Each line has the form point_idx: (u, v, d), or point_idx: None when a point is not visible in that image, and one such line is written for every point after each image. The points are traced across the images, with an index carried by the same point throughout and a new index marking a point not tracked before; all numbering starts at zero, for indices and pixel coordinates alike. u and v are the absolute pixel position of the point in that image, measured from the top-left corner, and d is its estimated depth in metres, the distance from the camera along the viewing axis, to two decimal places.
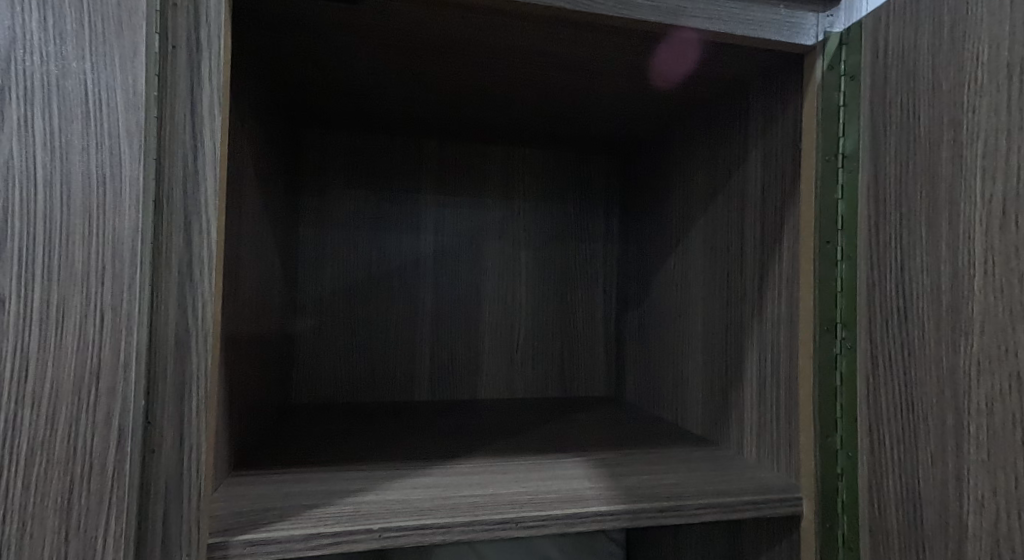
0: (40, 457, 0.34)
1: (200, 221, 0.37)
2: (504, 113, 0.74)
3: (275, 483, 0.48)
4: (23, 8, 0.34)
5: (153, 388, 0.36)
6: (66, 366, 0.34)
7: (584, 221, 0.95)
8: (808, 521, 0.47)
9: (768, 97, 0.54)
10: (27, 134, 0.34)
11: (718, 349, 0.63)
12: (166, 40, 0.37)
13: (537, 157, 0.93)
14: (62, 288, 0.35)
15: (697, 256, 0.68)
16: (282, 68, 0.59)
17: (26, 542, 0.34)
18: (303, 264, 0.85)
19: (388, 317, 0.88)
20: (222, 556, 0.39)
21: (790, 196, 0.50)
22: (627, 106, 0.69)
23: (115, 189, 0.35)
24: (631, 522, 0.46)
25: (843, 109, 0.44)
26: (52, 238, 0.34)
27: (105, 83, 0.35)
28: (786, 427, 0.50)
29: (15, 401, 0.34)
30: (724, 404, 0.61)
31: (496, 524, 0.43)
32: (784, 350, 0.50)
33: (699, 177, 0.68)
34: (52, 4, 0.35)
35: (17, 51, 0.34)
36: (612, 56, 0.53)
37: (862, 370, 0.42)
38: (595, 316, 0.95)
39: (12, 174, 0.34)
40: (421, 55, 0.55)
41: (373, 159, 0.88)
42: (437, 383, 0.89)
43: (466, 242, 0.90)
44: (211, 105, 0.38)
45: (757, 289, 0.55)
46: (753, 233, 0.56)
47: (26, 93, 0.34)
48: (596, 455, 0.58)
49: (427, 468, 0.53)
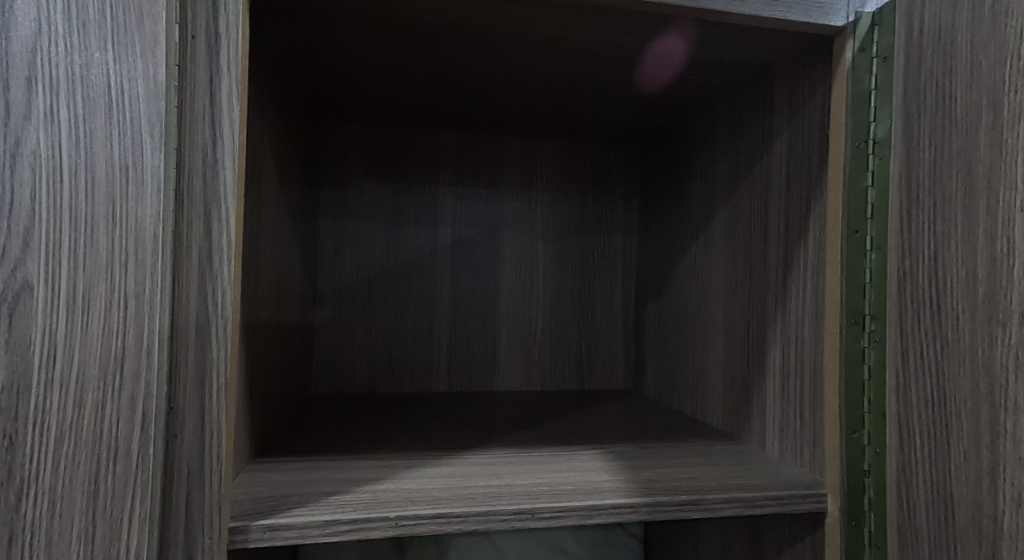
0: (67, 441, 0.34)
1: (219, 209, 0.37)
2: (524, 102, 0.73)
3: (295, 470, 0.49)
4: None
5: (175, 374, 0.37)
6: (91, 353, 0.35)
7: (603, 212, 0.94)
8: (832, 518, 0.46)
9: (794, 83, 0.52)
10: (53, 124, 0.34)
11: (739, 343, 0.62)
12: (186, 30, 0.37)
13: (557, 147, 0.93)
14: (87, 276, 0.35)
15: (718, 248, 0.67)
16: (302, 58, 0.59)
17: (55, 523, 0.34)
18: (323, 254, 0.86)
19: (406, 308, 0.88)
20: (242, 541, 0.39)
21: (816, 186, 0.49)
22: (649, 94, 0.68)
23: (138, 177, 0.36)
24: (649, 515, 0.45)
25: (874, 93, 0.43)
26: (77, 226, 0.35)
27: (127, 72, 0.35)
28: (810, 421, 0.49)
29: (43, 386, 0.34)
30: (745, 398, 0.60)
31: (512, 515, 0.43)
32: (808, 344, 0.49)
33: (721, 167, 0.66)
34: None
35: (43, 41, 0.34)
36: (633, 43, 0.52)
37: (892, 363, 0.41)
38: (614, 309, 0.94)
39: (39, 164, 0.34)
40: (441, 44, 0.55)
41: (392, 149, 0.88)
42: (456, 374, 0.89)
43: (484, 234, 0.90)
44: (230, 94, 0.38)
45: (781, 281, 0.54)
46: (777, 224, 0.55)
47: (52, 83, 0.34)
48: (614, 448, 0.57)
49: (444, 457, 0.53)
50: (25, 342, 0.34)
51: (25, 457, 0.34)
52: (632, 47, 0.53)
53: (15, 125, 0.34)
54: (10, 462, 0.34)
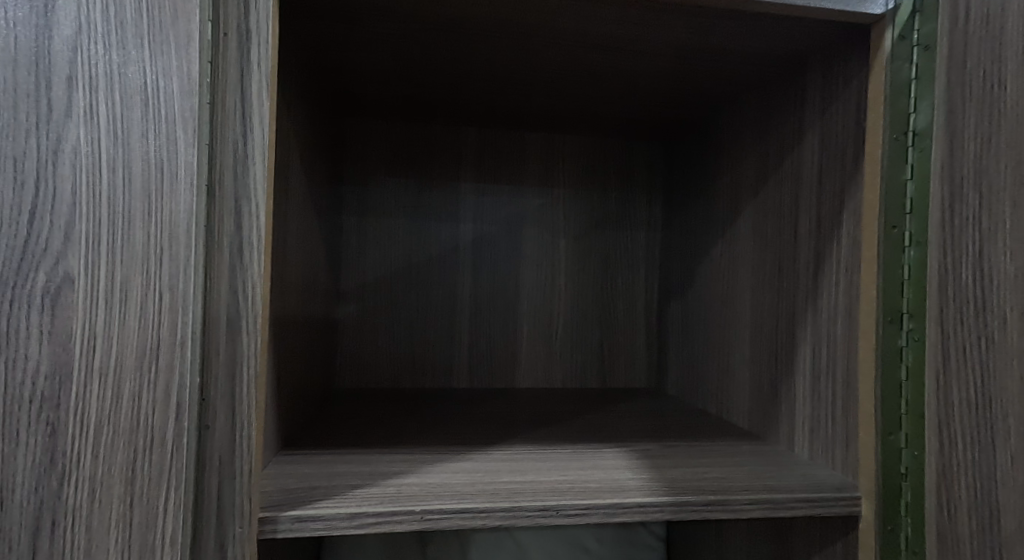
0: (106, 429, 0.35)
1: (249, 205, 0.38)
2: (548, 98, 0.73)
3: (322, 462, 0.49)
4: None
5: (206, 367, 0.37)
6: (127, 345, 0.36)
7: (626, 208, 0.93)
8: (865, 522, 0.45)
9: (828, 75, 0.51)
10: (93, 120, 0.35)
11: (766, 341, 0.61)
12: (218, 27, 0.37)
13: (579, 142, 0.92)
14: (124, 269, 0.36)
15: (745, 244, 0.66)
16: (328, 56, 0.60)
17: (94, 509, 0.35)
18: (346, 251, 0.86)
19: (428, 304, 0.88)
20: (271, 531, 0.39)
21: (850, 181, 0.48)
22: (677, 87, 0.66)
23: (172, 172, 0.36)
24: (675, 514, 0.45)
25: (915, 83, 0.42)
26: (115, 220, 0.35)
27: (162, 70, 0.36)
28: (842, 422, 0.48)
29: (83, 376, 0.35)
30: (773, 398, 0.59)
31: (537, 511, 0.43)
32: (840, 342, 0.48)
33: (748, 163, 0.65)
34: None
35: (83, 39, 0.35)
36: (663, 35, 0.52)
37: (931, 364, 0.40)
38: (637, 307, 0.94)
39: (79, 159, 0.35)
40: (469, 41, 0.55)
41: (415, 145, 0.88)
42: (478, 371, 0.89)
43: (506, 231, 0.90)
44: (260, 90, 0.38)
45: (812, 277, 0.53)
46: (808, 219, 0.54)
47: (91, 81, 0.35)
48: (638, 446, 0.57)
49: (467, 452, 0.54)
50: (66, 333, 0.35)
51: (66, 446, 0.35)
52: (661, 40, 0.53)
53: (57, 121, 0.35)
54: (52, 449, 0.35)
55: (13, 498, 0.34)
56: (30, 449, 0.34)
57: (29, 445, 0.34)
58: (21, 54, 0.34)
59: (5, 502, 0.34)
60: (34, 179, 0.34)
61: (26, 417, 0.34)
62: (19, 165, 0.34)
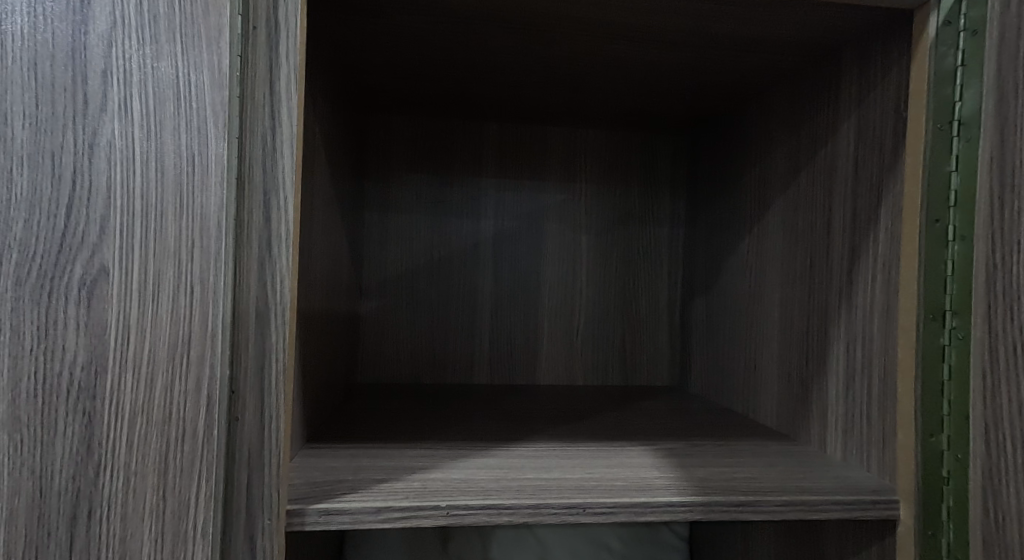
0: (140, 419, 0.36)
1: (278, 199, 0.38)
2: (573, 92, 0.72)
3: (347, 456, 0.50)
4: None
5: (236, 360, 0.37)
6: (161, 337, 0.36)
7: (649, 204, 0.92)
8: (904, 526, 0.44)
9: (865, 66, 0.50)
10: (127, 114, 0.35)
11: (797, 339, 0.60)
12: (248, 21, 0.37)
13: (603, 137, 0.91)
14: (156, 262, 0.36)
15: (774, 241, 0.65)
16: (352, 51, 0.60)
17: (129, 497, 0.35)
18: (368, 247, 0.87)
19: (449, 299, 0.88)
20: (299, 523, 0.39)
21: (889, 173, 0.46)
22: (704, 79, 0.65)
23: (203, 165, 0.36)
24: (704, 514, 0.44)
25: (961, 69, 0.40)
26: (148, 213, 0.36)
27: (194, 64, 0.36)
28: (878, 422, 0.47)
29: (118, 367, 0.35)
30: (803, 397, 0.58)
31: (563, 509, 0.43)
32: (877, 341, 0.47)
33: (779, 158, 0.64)
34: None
35: (118, 34, 0.35)
36: (692, 23, 0.51)
37: (977, 363, 0.39)
38: (660, 305, 0.92)
39: (114, 153, 0.35)
40: (497, 34, 0.54)
41: (437, 140, 0.88)
42: (499, 366, 0.89)
43: (527, 226, 0.90)
44: (288, 84, 0.38)
45: (847, 274, 0.51)
46: (842, 215, 0.52)
47: (125, 75, 0.35)
48: (664, 445, 0.56)
49: (491, 448, 0.53)
50: (102, 325, 0.35)
51: (102, 436, 0.35)
52: (691, 29, 0.52)
53: (93, 116, 0.35)
54: (89, 439, 0.35)
55: (52, 487, 0.35)
56: (66, 439, 0.35)
57: (67, 435, 0.35)
58: (58, 49, 0.35)
59: (43, 491, 0.35)
60: (70, 173, 0.35)
61: (63, 407, 0.35)
62: (56, 159, 0.35)
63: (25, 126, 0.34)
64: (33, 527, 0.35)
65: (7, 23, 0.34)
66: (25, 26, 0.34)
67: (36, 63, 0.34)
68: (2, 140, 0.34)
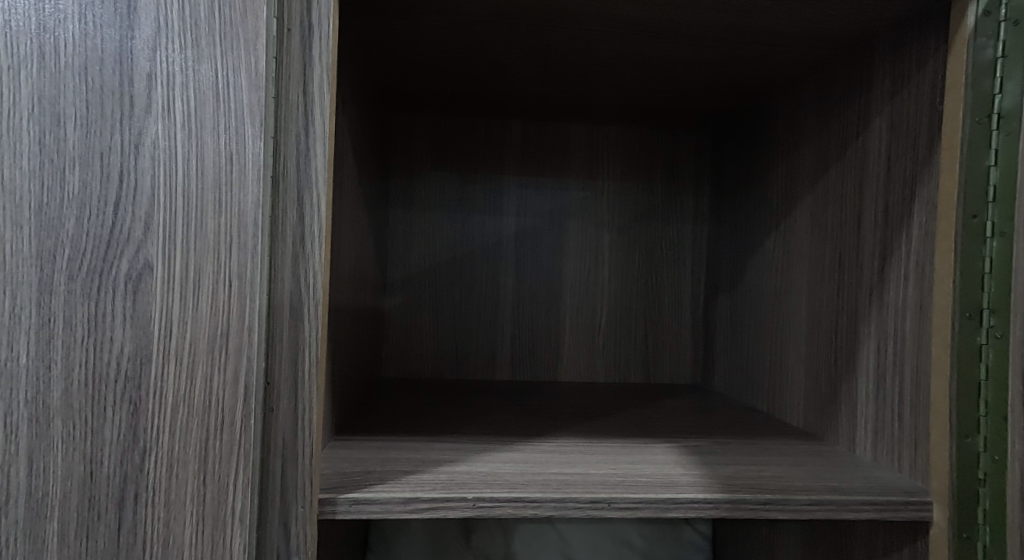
0: (182, 409, 0.37)
1: (312, 196, 0.39)
2: (600, 89, 0.72)
3: (374, 448, 0.50)
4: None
5: (272, 353, 0.38)
6: (200, 330, 0.37)
7: (672, 201, 0.92)
8: (938, 528, 0.43)
9: (899, 62, 0.49)
10: (170, 115, 0.36)
11: (824, 338, 0.59)
12: (283, 23, 0.38)
13: (626, 133, 0.91)
14: (197, 257, 0.37)
15: (801, 238, 0.64)
16: (382, 50, 0.60)
17: (173, 483, 0.37)
18: (392, 243, 0.88)
19: (472, 295, 0.89)
20: (331, 511, 0.40)
21: (922, 169, 0.46)
22: (731, 74, 0.65)
23: (241, 164, 0.37)
24: (730, 512, 0.44)
25: (1002, 61, 0.40)
26: (190, 210, 0.37)
27: (233, 67, 0.37)
28: (910, 422, 0.46)
29: (161, 360, 0.37)
30: (831, 396, 0.57)
31: (588, 503, 0.43)
32: (909, 340, 0.47)
33: (807, 155, 0.63)
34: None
35: (161, 38, 0.36)
36: (723, 19, 0.50)
37: (1017, 362, 0.38)
38: (683, 303, 0.92)
39: (158, 152, 0.36)
40: (530, 31, 0.54)
41: (461, 138, 0.88)
42: (521, 363, 0.89)
43: (549, 224, 0.90)
44: (321, 84, 0.39)
45: (877, 272, 0.51)
46: (874, 212, 0.52)
47: (169, 78, 0.36)
48: (688, 442, 0.56)
49: (515, 443, 0.54)
50: (146, 318, 0.36)
51: (147, 424, 0.36)
52: (721, 24, 0.51)
53: (138, 117, 0.36)
54: (135, 427, 0.36)
55: (102, 472, 0.36)
56: (115, 427, 0.36)
57: (115, 423, 0.36)
58: (107, 55, 0.36)
59: (93, 476, 0.36)
60: (118, 172, 0.36)
61: (111, 396, 0.36)
62: (105, 159, 0.36)
63: (77, 128, 0.36)
64: (85, 510, 0.36)
65: (60, 30, 0.35)
66: (77, 33, 0.36)
67: (86, 68, 0.36)
68: (55, 141, 0.35)
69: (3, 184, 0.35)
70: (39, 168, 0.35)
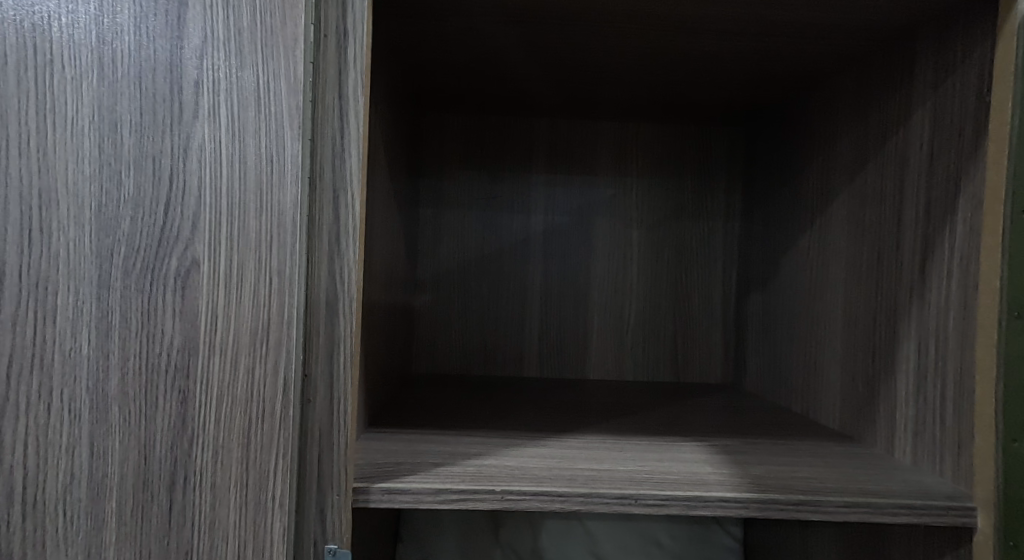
0: (226, 398, 0.38)
1: (347, 196, 0.39)
2: (631, 86, 0.72)
3: (405, 441, 0.51)
4: (213, 9, 0.38)
5: (308, 347, 0.39)
6: (242, 324, 0.38)
7: (703, 199, 0.91)
8: (983, 534, 0.42)
9: (941, 54, 0.48)
10: (216, 119, 0.38)
11: (861, 337, 0.58)
12: (320, 30, 0.39)
13: (657, 130, 0.90)
14: (240, 254, 0.38)
15: (838, 237, 0.63)
16: (416, 52, 0.61)
17: (217, 468, 0.38)
18: (422, 242, 0.89)
19: (500, 292, 0.90)
20: (364, 500, 0.42)
21: (966, 164, 0.44)
22: (765, 68, 0.64)
23: (279, 166, 0.38)
24: (759, 511, 0.43)
25: None
26: (233, 209, 0.38)
27: (274, 72, 0.38)
28: (952, 424, 0.45)
29: (206, 352, 0.38)
30: (869, 398, 0.56)
31: (615, 499, 0.43)
32: (951, 340, 0.46)
33: (844, 150, 0.62)
34: (232, 2, 0.38)
35: (208, 47, 0.38)
36: (755, 13, 0.50)
37: None
38: (714, 301, 0.91)
39: (204, 155, 0.38)
40: (563, 31, 0.55)
41: (491, 137, 0.89)
42: (549, 360, 0.90)
43: (578, 222, 0.90)
44: (356, 87, 0.39)
45: (918, 270, 0.50)
46: (914, 210, 0.51)
47: (214, 84, 0.38)
48: (718, 442, 0.56)
49: (544, 439, 0.54)
50: (193, 312, 0.38)
51: (194, 411, 0.38)
52: (753, 19, 0.51)
53: (186, 122, 0.38)
54: (183, 414, 0.38)
55: (153, 457, 0.38)
56: (165, 415, 0.38)
57: (164, 411, 0.38)
58: (158, 65, 0.37)
59: (146, 462, 0.38)
60: (168, 174, 0.37)
61: (162, 385, 0.38)
62: (157, 162, 0.37)
63: (131, 133, 0.37)
64: (138, 494, 0.38)
65: (117, 42, 0.37)
66: (131, 45, 0.37)
67: (139, 77, 0.37)
68: (112, 146, 0.37)
69: (66, 186, 0.37)
70: (98, 171, 0.37)
